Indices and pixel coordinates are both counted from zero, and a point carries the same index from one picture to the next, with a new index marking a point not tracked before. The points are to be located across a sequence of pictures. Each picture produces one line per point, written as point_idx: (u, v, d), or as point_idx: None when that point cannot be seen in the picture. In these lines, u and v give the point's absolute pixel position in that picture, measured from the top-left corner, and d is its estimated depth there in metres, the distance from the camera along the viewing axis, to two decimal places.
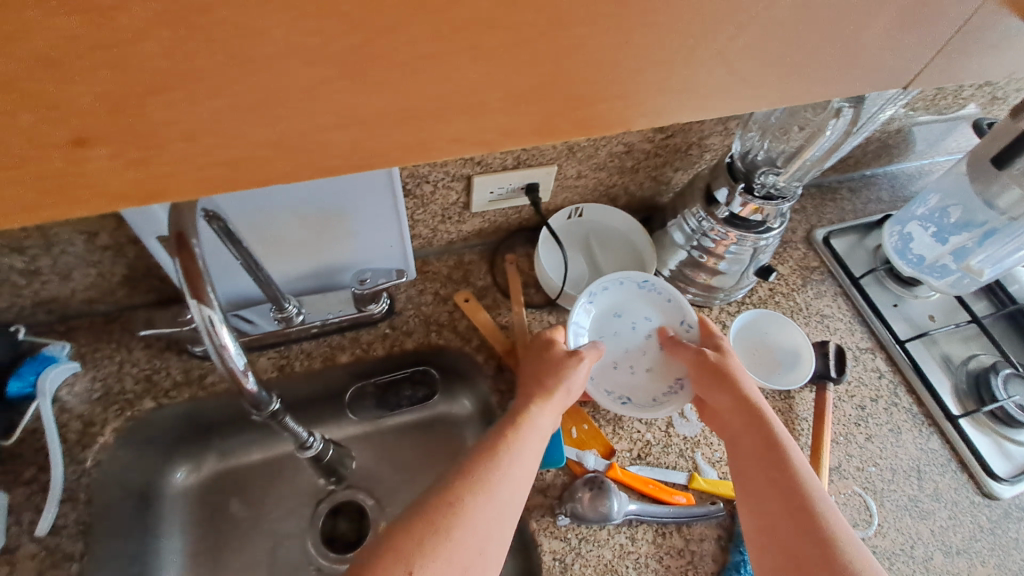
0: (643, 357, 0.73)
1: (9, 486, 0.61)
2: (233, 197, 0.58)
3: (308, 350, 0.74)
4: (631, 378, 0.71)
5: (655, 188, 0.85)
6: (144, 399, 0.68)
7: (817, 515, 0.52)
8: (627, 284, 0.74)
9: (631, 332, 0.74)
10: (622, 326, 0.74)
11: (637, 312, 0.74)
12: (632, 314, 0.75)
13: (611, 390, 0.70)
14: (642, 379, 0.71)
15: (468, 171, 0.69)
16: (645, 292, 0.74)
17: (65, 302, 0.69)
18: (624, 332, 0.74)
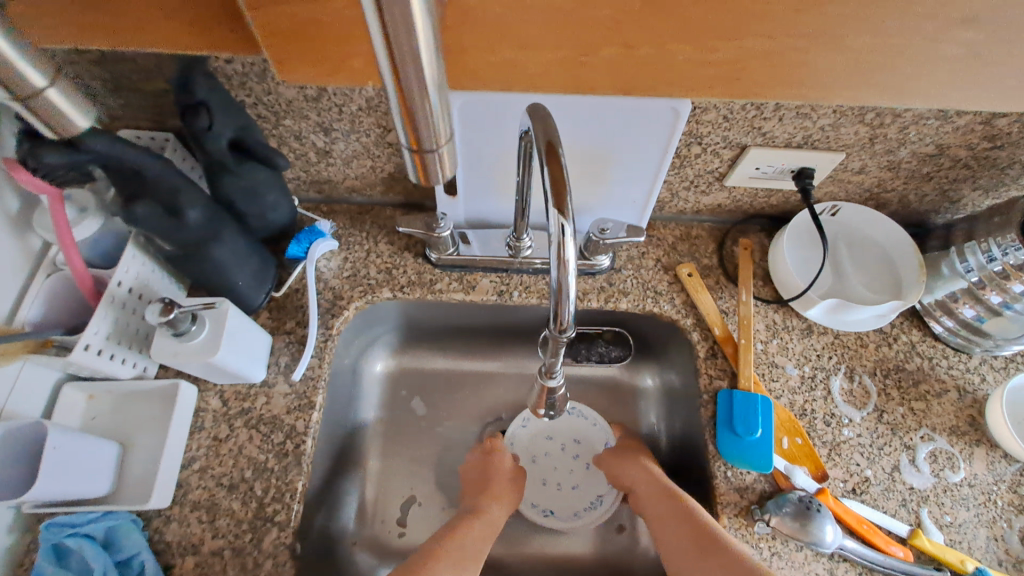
0: (571, 474, 0.80)
1: (273, 332, 0.71)
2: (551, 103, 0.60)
3: (527, 284, 0.75)
4: (557, 494, 0.78)
5: (935, 203, 0.74)
6: (383, 288, 0.74)
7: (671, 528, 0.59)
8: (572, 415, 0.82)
9: (548, 452, 0.81)
10: (552, 445, 0.82)
11: (563, 417, 0.83)
12: (560, 437, 0.82)
13: (536, 502, 0.77)
14: (564, 497, 0.78)
15: (747, 139, 0.64)
16: (568, 418, 0.82)
17: (334, 185, 0.77)
18: (553, 455, 0.81)
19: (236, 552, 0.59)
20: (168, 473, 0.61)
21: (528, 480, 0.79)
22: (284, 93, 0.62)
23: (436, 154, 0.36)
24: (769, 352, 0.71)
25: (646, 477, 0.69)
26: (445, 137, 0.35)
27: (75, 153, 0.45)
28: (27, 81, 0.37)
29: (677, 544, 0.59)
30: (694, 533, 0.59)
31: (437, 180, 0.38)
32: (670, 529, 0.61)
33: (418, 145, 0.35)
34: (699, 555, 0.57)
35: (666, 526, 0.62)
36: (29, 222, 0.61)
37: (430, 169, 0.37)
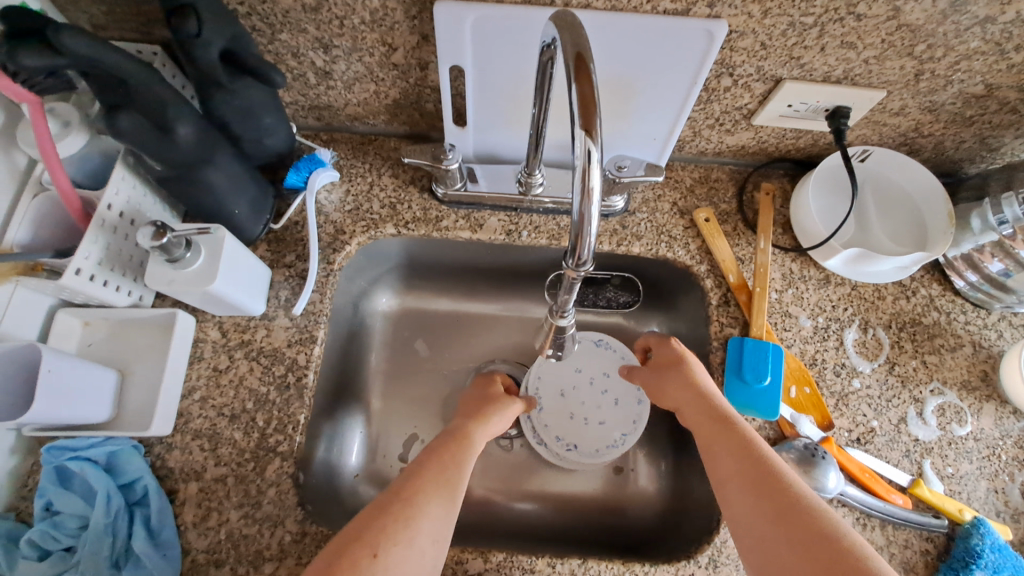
0: (598, 409, 0.76)
1: (272, 265, 0.68)
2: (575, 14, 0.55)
3: (537, 224, 0.72)
4: (584, 428, 0.76)
5: (973, 152, 0.70)
6: (387, 224, 0.71)
7: (736, 468, 0.52)
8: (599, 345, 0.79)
9: (579, 385, 0.78)
10: (580, 379, 0.78)
11: (589, 349, 0.79)
12: (588, 371, 0.79)
13: (561, 436, 0.75)
14: (587, 433, 0.75)
15: (782, 72, 0.60)
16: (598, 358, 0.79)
17: (335, 112, 0.72)
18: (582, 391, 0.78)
19: (239, 480, 0.59)
20: (168, 402, 0.60)
21: (555, 413, 0.77)
22: (280, 2, 0.56)
23: None
24: (783, 302, 0.68)
25: (697, 402, 0.60)
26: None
27: (51, 56, 0.42)
28: None
29: (732, 480, 0.52)
30: (748, 471, 0.52)
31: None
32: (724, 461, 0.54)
33: None
34: (752, 495, 0.50)
35: (719, 462, 0.54)
36: (13, 138, 0.58)
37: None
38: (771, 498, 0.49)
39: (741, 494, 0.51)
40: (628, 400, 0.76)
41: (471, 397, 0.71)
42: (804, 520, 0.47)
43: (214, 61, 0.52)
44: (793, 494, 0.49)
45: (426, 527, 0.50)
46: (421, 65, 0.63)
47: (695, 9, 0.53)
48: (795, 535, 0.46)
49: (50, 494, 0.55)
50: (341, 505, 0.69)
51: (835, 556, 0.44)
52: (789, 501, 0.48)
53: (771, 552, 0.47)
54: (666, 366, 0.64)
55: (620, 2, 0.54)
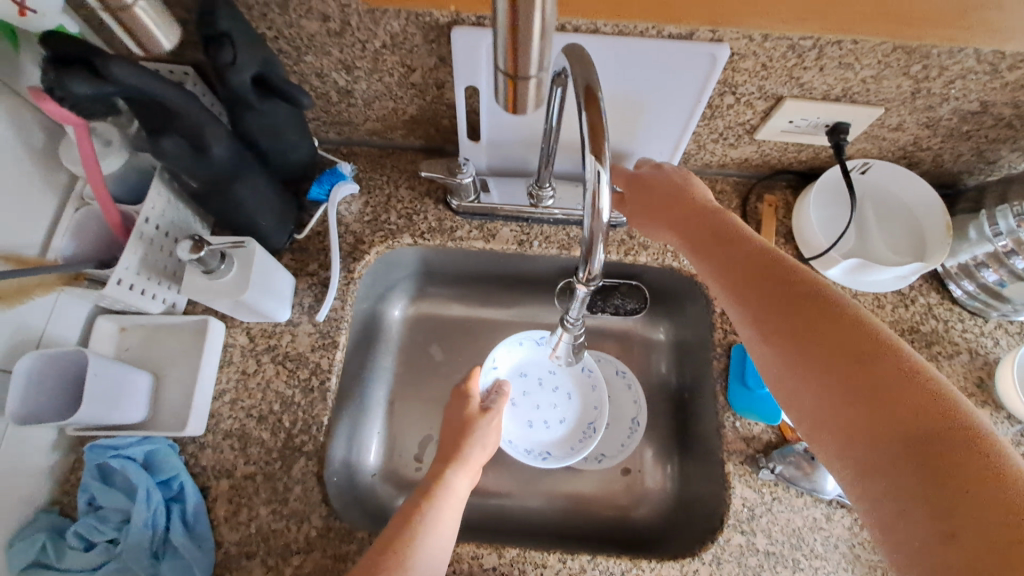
0: (554, 410, 0.80)
1: (296, 273, 0.72)
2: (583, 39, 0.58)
3: (547, 234, 0.75)
4: (548, 432, 0.78)
5: (971, 164, 0.72)
6: (404, 234, 0.75)
7: (799, 316, 0.48)
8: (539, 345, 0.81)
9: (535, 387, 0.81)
10: (529, 383, 0.81)
11: (531, 351, 0.82)
12: (535, 374, 0.82)
13: (530, 447, 0.77)
14: (558, 430, 0.79)
15: (783, 91, 0.62)
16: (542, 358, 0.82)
17: (355, 127, 0.76)
18: (535, 394, 0.81)
19: (267, 478, 0.63)
20: (201, 404, 0.64)
21: (516, 424, 0.79)
22: (306, 27, 0.60)
23: (529, 81, 0.38)
24: None
25: (728, 252, 0.55)
26: (542, 63, 0.37)
27: (102, 84, 0.45)
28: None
29: (815, 407, 0.45)
30: (811, 318, 0.47)
31: (525, 110, 0.41)
32: (802, 324, 0.47)
33: (513, 70, 0.37)
34: (827, 353, 0.45)
35: (805, 321, 0.47)
36: (55, 155, 0.61)
37: (523, 53, 0.35)
38: (840, 371, 0.44)
39: (838, 406, 0.44)
40: (582, 388, 0.81)
41: (451, 420, 0.70)
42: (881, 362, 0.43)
43: (246, 84, 0.56)
44: (873, 337, 0.45)
45: (435, 538, 0.55)
46: (438, 84, 0.67)
47: (699, 33, 0.56)
48: (880, 395, 0.42)
49: (93, 490, 0.59)
50: (360, 502, 0.73)
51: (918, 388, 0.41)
52: (895, 388, 0.42)
53: (861, 418, 0.42)
54: (704, 236, 0.57)
55: (627, 27, 0.57)
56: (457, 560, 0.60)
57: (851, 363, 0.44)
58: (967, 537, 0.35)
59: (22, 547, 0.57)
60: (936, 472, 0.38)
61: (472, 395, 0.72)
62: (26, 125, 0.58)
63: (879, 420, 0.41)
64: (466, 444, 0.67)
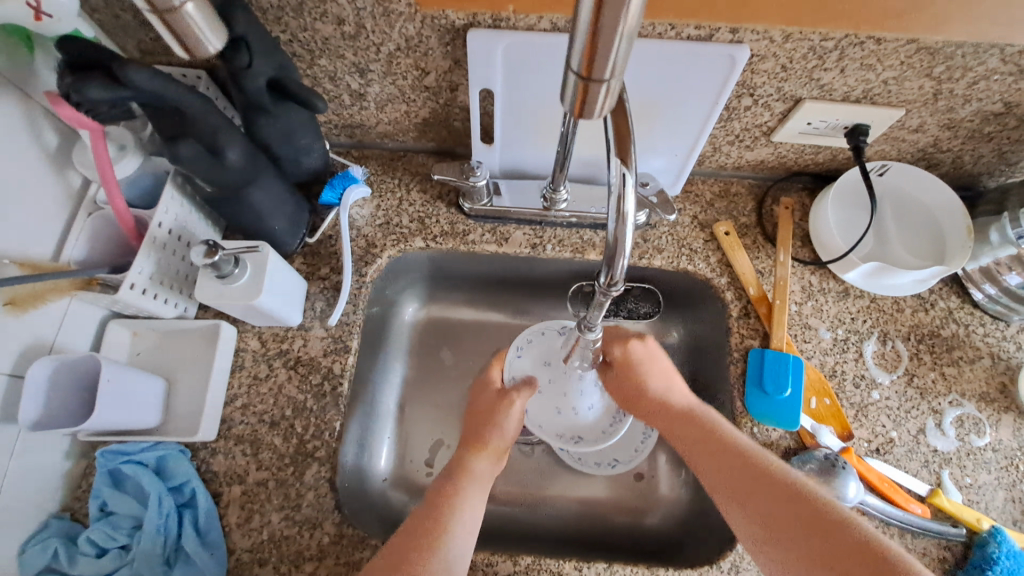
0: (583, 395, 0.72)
1: (308, 277, 0.71)
2: None
3: (561, 238, 0.75)
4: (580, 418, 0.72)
5: (991, 166, 0.71)
6: (416, 238, 0.74)
7: (739, 469, 0.56)
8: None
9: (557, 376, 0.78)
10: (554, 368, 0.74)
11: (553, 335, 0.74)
12: None
13: (561, 435, 0.71)
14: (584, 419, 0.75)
15: (803, 92, 0.61)
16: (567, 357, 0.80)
17: (366, 130, 0.75)
18: None
19: (280, 484, 0.62)
20: (213, 409, 0.63)
21: (544, 412, 0.71)
22: (320, 30, 0.59)
23: (603, 84, 0.36)
24: (802, 314, 0.70)
25: (670, 420, 0.63)
26: (617, 68, 0.35)
27: (118, 89, 0.45)
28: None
29: (741, 522, 0.54)
30: (750, 475, 0.55)
31: (591, 115, 0.39)
32: (716, 480, 0.57)
33: (588, 71, 0.35)
34: (746, 501, 0.54)
35: (722, 458, 0.57)
36: (67, 159, 0.61)
37: (600, 53, 0.33)
38: (764, 492, 0.53)
39: (750, 537, 0.53)
40: None
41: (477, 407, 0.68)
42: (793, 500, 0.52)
43: (260, 87, 0.55)
44: (791, 493, 0.53)
45: (458, 548, 0.55)
46: (451, 87, 0.66)
47: (719, 35, 0.55)
48: (794, 523, 0.51)
49: (105, 495, 0.59)
50: (371, 509, 0.72)
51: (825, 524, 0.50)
52: (773, 490, 0.53)
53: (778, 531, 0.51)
54: (641, 408, 0.66)
55: (646, 28, 0.56)
56: (472, 568, 0.59)
57: (771, 503, 0.53)
58: None
59: (35, 553, 0.56)
60: (827, 563, 0.48)
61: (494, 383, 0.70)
62: (39, 129, 0.58)
63: (789, 543, 0.50)
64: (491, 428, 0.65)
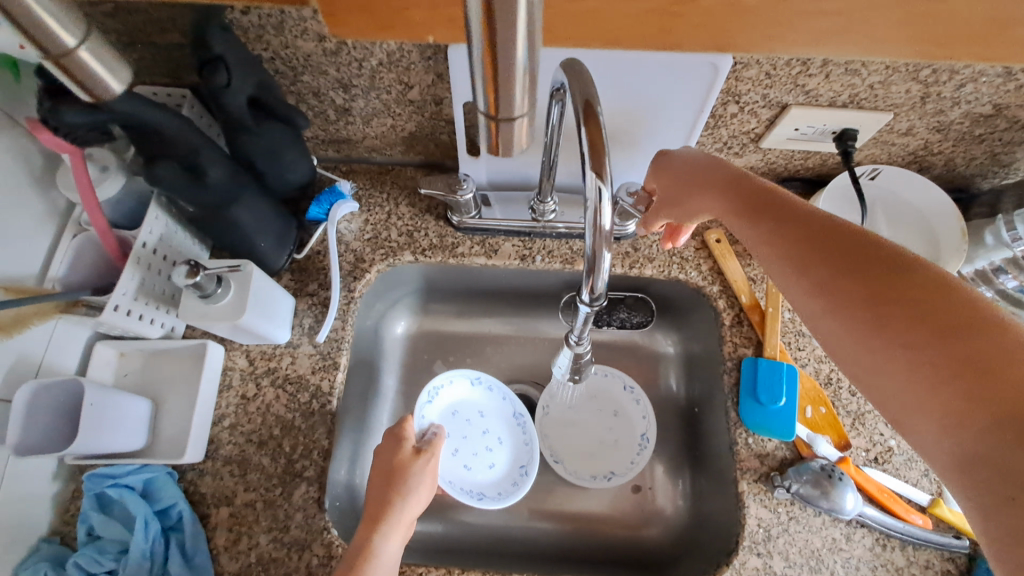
0: (605, 430, 0.79)
1: (296, 293, 0.71)
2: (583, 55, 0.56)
3: (550, 249, 0.74)
4: (604, 457, 0.78)
5: (984, 168, 0.70)
6: (405, 252, 0.74)
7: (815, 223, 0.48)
8: (492, 392, 0.78)
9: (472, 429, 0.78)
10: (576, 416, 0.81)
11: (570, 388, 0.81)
12: (466, 416, 0.77)
13: (595, 474, 0.77)
14: (487, 476, 0.75)
15: (788, 98, 0.61)
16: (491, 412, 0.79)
17: (354, 145, 0.75)
18: (471, 435, 0.77)
19: (267, 504, 0.61)
20: (200, 429, 0.63)
21: (574, 453, 0.78)
22: (302, 47, 0.59)
23: (512, 124, 0.36)
24: (796, 321, 0.69)
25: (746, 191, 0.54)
26: (525, 107, 0.35)
27: (94, 112, 0.45)
28: (60, 41, 0.34)
29: (864, 327, 0.42)
30: (836, 249, 0.45)
31: (510, 151, 0.39)
32: (824, 283, 0.45)
33: (494, 113, 0.35)
34: (853, 284, 0.43)
35: (817, 242, 0.47)
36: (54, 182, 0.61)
37: (504, 100, 0.34)
38: (849, 263, 0.44)
39: (888, 337, 0.41)
40: (626, 404, 0.80)
41: (379, 469, 0.61)
42: (880, 259, 0.43)
43: (242, 107, 0.55)
44: (866, 240, 0.44)
45: None
46: (436, 100, 0.66)
47: None
48: (882, 282, 0.42)
49: (92, 519, 0.58)
50: None
51: (916, 287, 0.40)
52: (873, 270, 0.43)
53: (881, 328, 0.41)
54: (739, 189, 0.54)
55: None
56: None
57: (854, 260, 0.44)
58: (981, 402, 0.36)
59: None
60: (950, 354, 0.37)
61: (406, 439, 0.62)
62: (25, 152, 0.58)
63: (900, 369, 0.40)
64: (394, 499, 0.57)
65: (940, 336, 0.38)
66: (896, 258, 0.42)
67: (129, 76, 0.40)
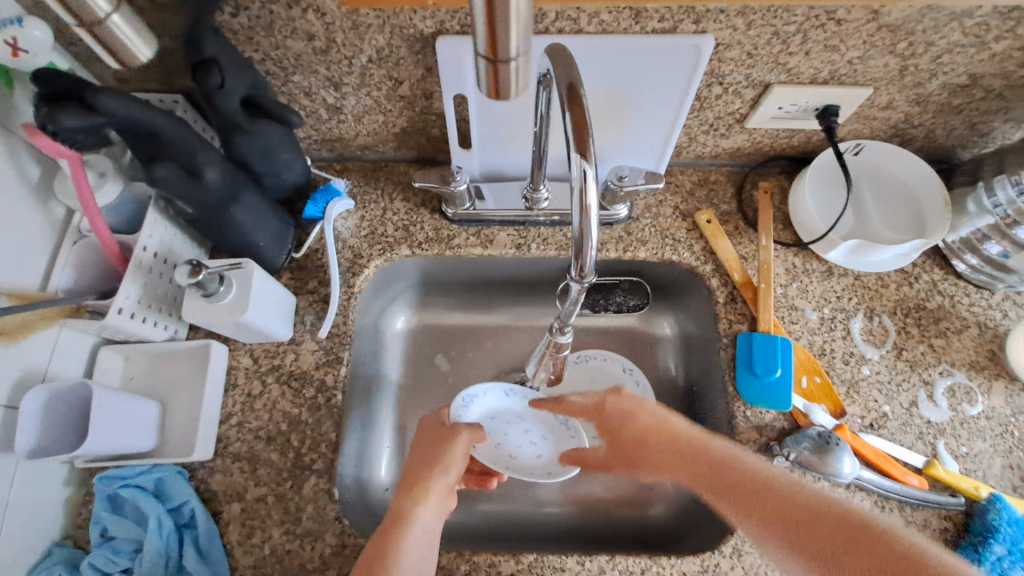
0: None
1: (296, 292, 0.72)
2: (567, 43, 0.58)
3: (545, 236, 0.75)
4: None
5: (965, 138, 0.72)
6: (402, 246, 0.75)
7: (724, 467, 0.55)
8: (511, 396, 0.71)
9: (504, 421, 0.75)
10: None
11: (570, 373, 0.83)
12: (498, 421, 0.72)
13: None
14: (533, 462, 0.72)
15: (770, 77, 0.62)
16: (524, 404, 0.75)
17: (346, 143, 0.76)
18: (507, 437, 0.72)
19: (279, 498, 0.62)
20: (207, 428, 0.63)
21: None
22: (292, 47, 0.60)
23: (511, 63, 0.38)
24: (788, 296, 0.70)
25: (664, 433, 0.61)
26: (520, 44, 0.38)
27: (92, 116, 0.45)
28: (94, 10, 0.45)
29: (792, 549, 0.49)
30: (754, 485, 0.53)
31: (508, 94, 0.41)
32: (746, 519, 0.52)
33: (493, 54, 0.38)
34: (772, 522, 0.50)
35: (734, 489, 0.54)
36: (52, 191, 0.62)
37: (501, 35, 0.36)
38: (758, 505, 0.52)
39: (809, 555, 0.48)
40: (627, 386, 0.81)
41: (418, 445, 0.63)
42: (782, 497, 0.51)
43: (236, 108, 0.56)
44: (781, 486, 0.52)
45: None
46: (426, 95, 0.67)
47: (681, 27, 0.57)
48: (803, 524, 0.49)
49: (105, 521, 0.59)
50: (373, 518, 0.72)
51: (827, 517, 0.49)
52: (791, 503, 0.51)
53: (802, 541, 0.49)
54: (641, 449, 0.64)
55: (610, 25, 0.57)
56: (475, 569, 0.59)
57: (774, 496, 0.51)
58: None
59: None
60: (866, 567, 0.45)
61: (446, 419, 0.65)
62: (22, 162, 0.58)
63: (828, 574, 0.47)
64: (434, 468, 0.60)
65: (850, 554, 0.47)
66: (812, 498, 0.51)
67: (155, 44, 0.51)
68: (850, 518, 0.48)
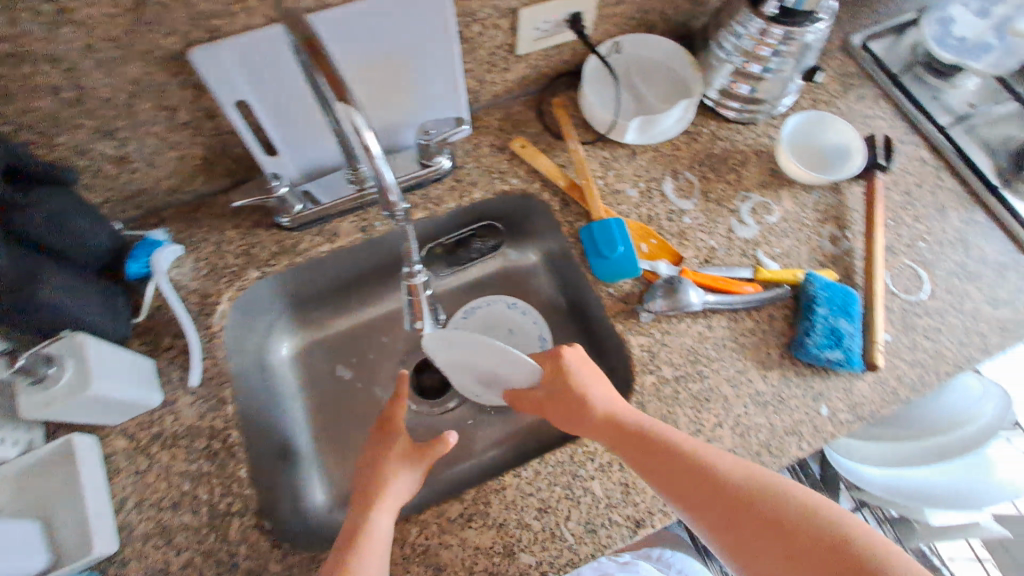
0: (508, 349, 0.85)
1: (153, 354, 0.68)
2: (320, 18, 0.60)
3: (383, 211, 0.78)
4: None
5: (692, 11, 0.85)
6: (249, 270, 0.73)
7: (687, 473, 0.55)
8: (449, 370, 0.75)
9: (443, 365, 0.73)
10: None
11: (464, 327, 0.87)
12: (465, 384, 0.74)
13: None
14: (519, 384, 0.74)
15: (514, 3, 0.69)
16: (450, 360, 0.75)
17: (152, 193, 0.73)
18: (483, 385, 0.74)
19: (208, 553, 0.60)
20: (103, 521, 0.59)
21: None
22: (39, 107, 0.57)
23: None
24: (608, 184, 0.79)
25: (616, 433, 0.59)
26: None
27: None
28: None
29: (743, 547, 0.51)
30: (702, 482, 0.54)
31: None
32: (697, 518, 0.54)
33: None
34: (724, 519, 0.52)
35: (690, 491, 0.54)
36: None
37: None
38: (712, 503, 0.53)
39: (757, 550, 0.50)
40: (516, 318, 0.87)
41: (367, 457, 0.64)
42: (737, 500, 0.52)
43: None
44: (732, 483, 0.53)
45: None
46: (209, 115, 0.66)
47: None
48: (753, 520, 0.51)
49: None
50: (319, 537, 0.71)
51: (775, 513, 0.51)
52: (740, 506, 0.52)
53: (749, 548, 0.51)
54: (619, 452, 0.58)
55: None
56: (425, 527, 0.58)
57: (725, 499, 0.53)
58: None
59: None
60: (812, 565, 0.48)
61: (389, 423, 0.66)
62: None
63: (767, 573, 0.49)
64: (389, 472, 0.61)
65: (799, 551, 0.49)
66: (760, 496, 0.52)
67: None
68: (806, 527, 0.49)
